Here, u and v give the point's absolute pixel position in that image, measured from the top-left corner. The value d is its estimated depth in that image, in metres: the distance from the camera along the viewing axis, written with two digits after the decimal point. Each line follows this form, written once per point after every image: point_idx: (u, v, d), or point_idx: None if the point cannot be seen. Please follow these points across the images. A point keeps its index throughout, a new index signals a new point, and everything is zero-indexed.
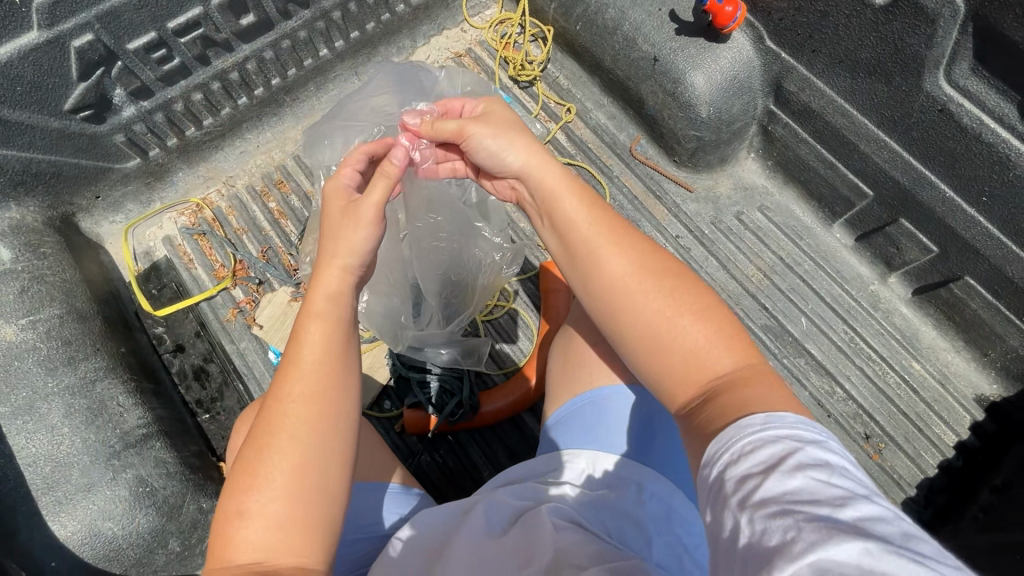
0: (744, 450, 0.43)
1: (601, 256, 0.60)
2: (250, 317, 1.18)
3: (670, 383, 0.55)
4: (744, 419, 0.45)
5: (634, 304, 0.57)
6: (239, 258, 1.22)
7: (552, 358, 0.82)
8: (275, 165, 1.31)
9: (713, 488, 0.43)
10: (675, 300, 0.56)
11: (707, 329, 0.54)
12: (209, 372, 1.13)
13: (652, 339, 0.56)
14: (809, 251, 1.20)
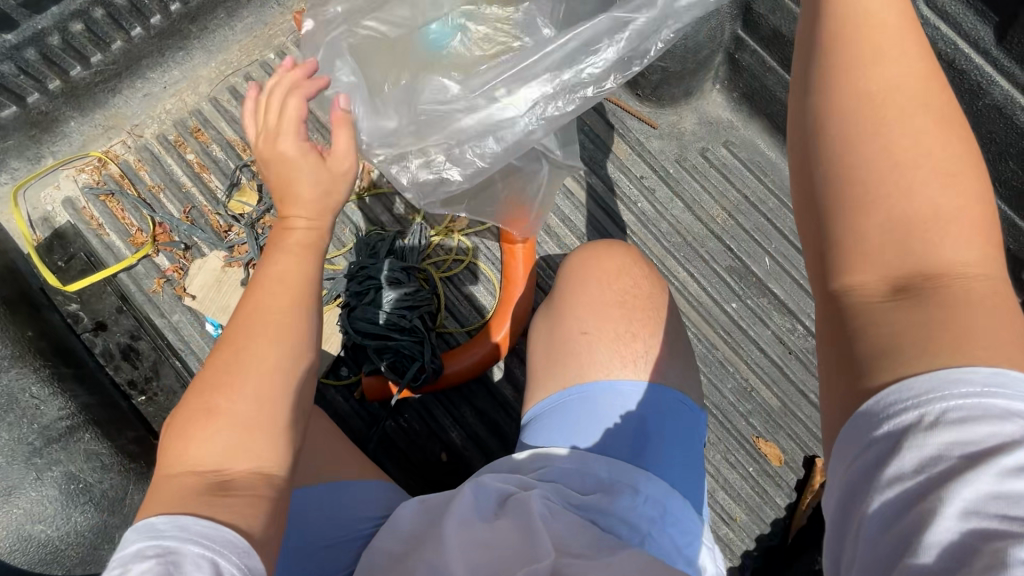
0: (948, 417, 0.32)
1: (873, 62, 0.42)
2: (180, 288, 1.05)
3: (856, 251, 0.39)
4: (960, 369, 0.33)
5: (874, 135, 0.40)
6: (158, 221, 1.07)
7: (532, 338, 0.76)
8: (189, 110, 1.14)
9: (877, 442, 0.34)
10: (934, 147, 0.39)
11: (950, 197, 0.37)
12: (139, 350, 1.02)
13: (860, 182, 0.39)
14: (774, 188, 1.17)
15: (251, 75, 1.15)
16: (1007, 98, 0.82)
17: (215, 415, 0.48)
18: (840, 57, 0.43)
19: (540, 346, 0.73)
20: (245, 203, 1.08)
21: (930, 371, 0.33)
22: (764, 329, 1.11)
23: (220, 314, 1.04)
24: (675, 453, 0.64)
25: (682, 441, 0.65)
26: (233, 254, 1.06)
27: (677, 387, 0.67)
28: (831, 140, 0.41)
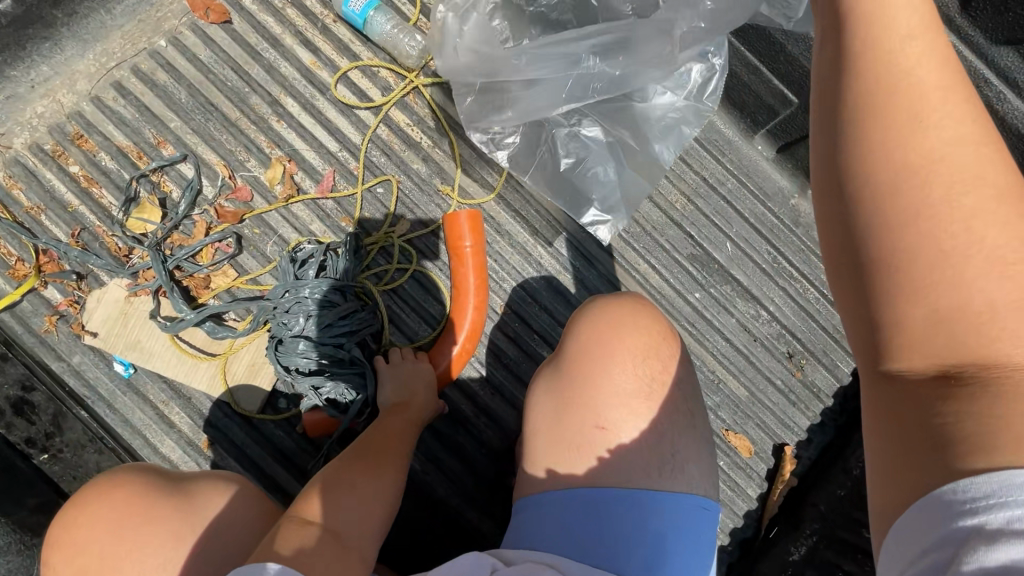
0: (1010, 528, 0.31)
1: (919, 114, 0.37)
2: (77, 325, 0.91)
3: (909, 338, 0.37)
4: (1020, 473, 0.32)
5: (925, 204, 0.36)
6: (43, 248, 0.92)
7: (533, 414, 0.68)
8: (66, 113, 0.96)
9: (953, 549, 0.32)
10: (997, 217, 0.35)
11: (1015, 281, 0.35)
12: (33, 402, 0.87)
13: (918, 261, 0.36)
14: (732, 168, 1.11)
15: (139, 67, 0.98)
16: (971, 70, 0.77)
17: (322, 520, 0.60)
18: (883, 109, 0.38)
19: (545, 428, 0.66)
20: (146, 220, 0.94)
21: (990, 473, 0.33)
22: (728, 319, 1.07)
23: (129, 351, 0.90)
24: (690, 571, 0.59)
25: (699, 555, 0.61)
26: (138, 281, 0.92)
27: (696, 488, 0.63)
28: (869, 206, 0.38)
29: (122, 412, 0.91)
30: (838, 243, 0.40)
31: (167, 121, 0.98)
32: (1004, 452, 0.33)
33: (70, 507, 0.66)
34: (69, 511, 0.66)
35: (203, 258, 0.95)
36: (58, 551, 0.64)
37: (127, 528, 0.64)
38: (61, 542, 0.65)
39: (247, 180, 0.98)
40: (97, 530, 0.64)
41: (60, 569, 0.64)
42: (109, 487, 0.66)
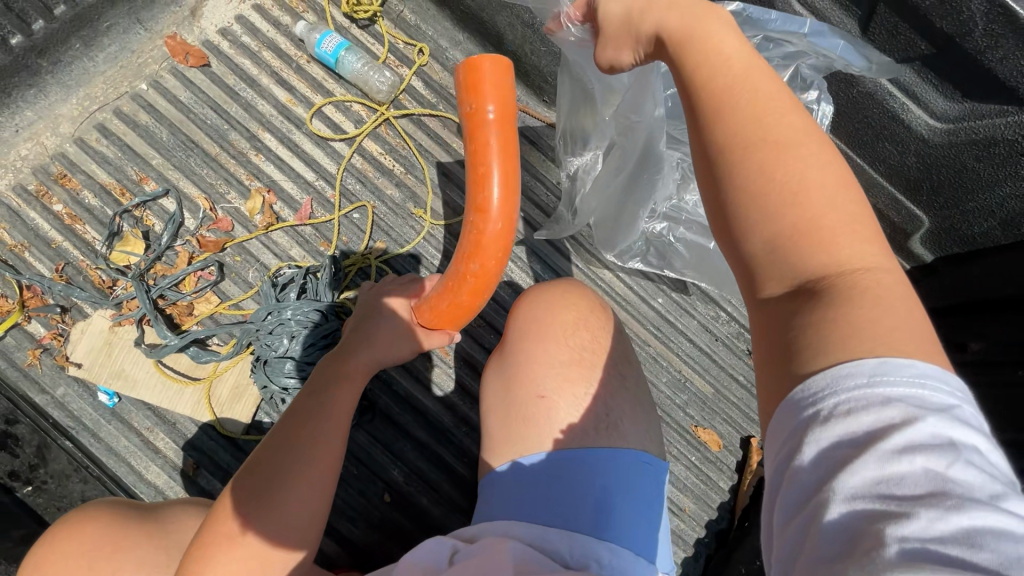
0: (837, 411, 0.37)
1: (740, 90, 0.52)
2: (61, 356, 0.93)
3: (766, 265, 0.48)
4: (845, 365, 0.39)
5: (756, 149, 0.49)
6: (26, 284, 0.94)
7: (485, 398, 0.74)
8: (50, 155, 1.01)
9: (796, 431, 0.38)
10: (814, 171, 0.48)
11: (832, 211, 0.47)
12: (17, 435, 0.88)
13: (768, 200, 0.48)
14: None
15: (121, 109, 1.04)
16: (877, 85, 0.88)
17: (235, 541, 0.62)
18: (712, 96, 0.53)
19: (495, 408, 0.72)
20: (130, 253, 0.98)
21: (825, 369, 0.40)
22: (690, 320, 1.14)
23: (114, 380, 0.93)
24: (635, 519, 0.65)
25: (643, 504, 0.66)
26: (122, 311, 0.95)
27: (636, 445, 0.68)
28: (719, 159, 0.51)
29: (106, 441, 0.93)
30: (713, 204, 0.52)
31: (149, 159, 1.03)
32: (826, 352, 0.41)
33: (39, 547, 0.67)
34: (43, 544, 0.67)
35: (185, 287, 0.98)
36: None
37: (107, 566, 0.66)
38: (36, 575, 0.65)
39: (228, 211, 1.03)
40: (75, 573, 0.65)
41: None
42: (76, 524, 0.68)
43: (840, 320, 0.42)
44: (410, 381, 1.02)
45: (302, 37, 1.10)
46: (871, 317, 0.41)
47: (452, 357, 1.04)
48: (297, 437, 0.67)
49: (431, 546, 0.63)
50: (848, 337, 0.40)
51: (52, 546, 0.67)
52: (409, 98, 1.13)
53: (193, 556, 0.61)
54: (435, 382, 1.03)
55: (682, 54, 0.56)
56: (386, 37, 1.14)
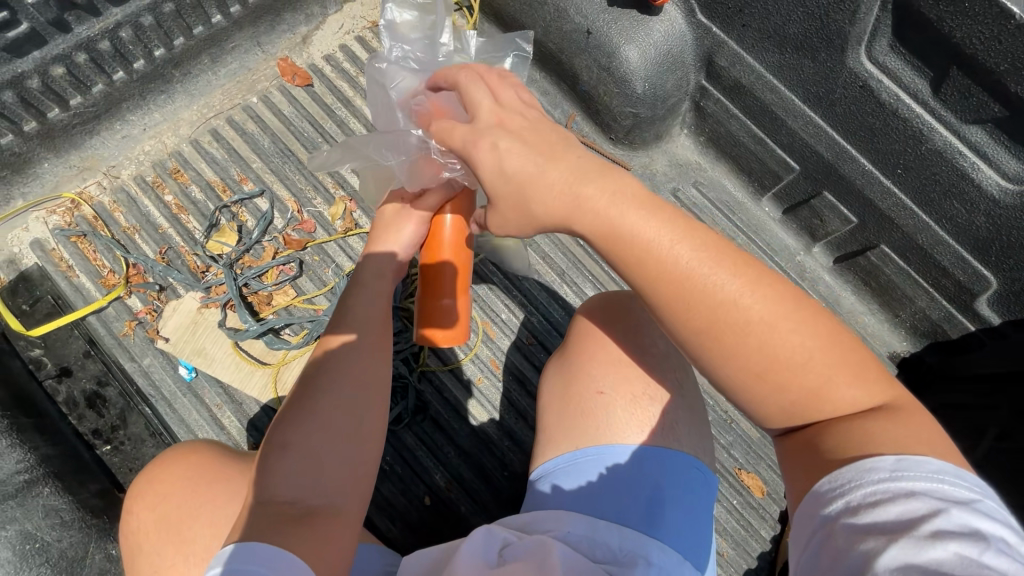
0: (866, 500, 0.45)
1: (699, 279, 0.54)
2: (152, 330, 1.02)
3: (810, 412, 0.53)
4: (870, 459, 0.47)
5: (736, 345, 0.53)
6: (132, 262, 1.05)
7: (544, 391, 0.78)
8: (168, 152, 1.13)
9: (832, 521, 0.47)
10: (804, 330, 0.53)
11: (833, 360, 0.52)
12: (106, 397, 0.98)
13: (775, 372, 0.52)
14: (741, 225, 1.24)
15: (233, 118, 1.16)
16: (947, 143, 0.90)
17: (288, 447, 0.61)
18: (663, 299, 0.55)
19: (552, 400, 0.75)
20: (224, 243, 1.08)
21: (851, 464, 0.48)
22: None
23: (194, 356, 1.01)
24: (687, 522, 0.66)
25: (695, 509, 0.67)
26: (210, 295, 1.04)
27: (691, 453, 0.69)
28: (701, 348, 0.55)
29: (180, 413, 1.00)
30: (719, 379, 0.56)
31: (250, 162, 1.14)
32: (851, 450, 0.49)
33: (137, 479, 0.73)
34: (152, 467, 0.73)
35: (267, 278, 1.07)
36: (138, 501, 0.70)
37: (205, 487, 0.69)
38: (140, 493, 0.71)
39: (312, 215, 1.12)
40: (177, 490, 0.69)
41: (142, 518, 0.69)
42: (182, 453, 0.73)
43: (869, 433, 0.49)
44: (458, 390, 1.06)
45: None
46: (893, 439, 0.48)
47: (501, 370, 1.08)
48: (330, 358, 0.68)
49: (482, 535, 0.65)
50: (867, 443, 0.49)
51: (146, 480, 0.71)
52: None
53: (260, 481, 0.59)
54: (483, 394, 1.07)
55: (623, 258, 0.57)
56: None
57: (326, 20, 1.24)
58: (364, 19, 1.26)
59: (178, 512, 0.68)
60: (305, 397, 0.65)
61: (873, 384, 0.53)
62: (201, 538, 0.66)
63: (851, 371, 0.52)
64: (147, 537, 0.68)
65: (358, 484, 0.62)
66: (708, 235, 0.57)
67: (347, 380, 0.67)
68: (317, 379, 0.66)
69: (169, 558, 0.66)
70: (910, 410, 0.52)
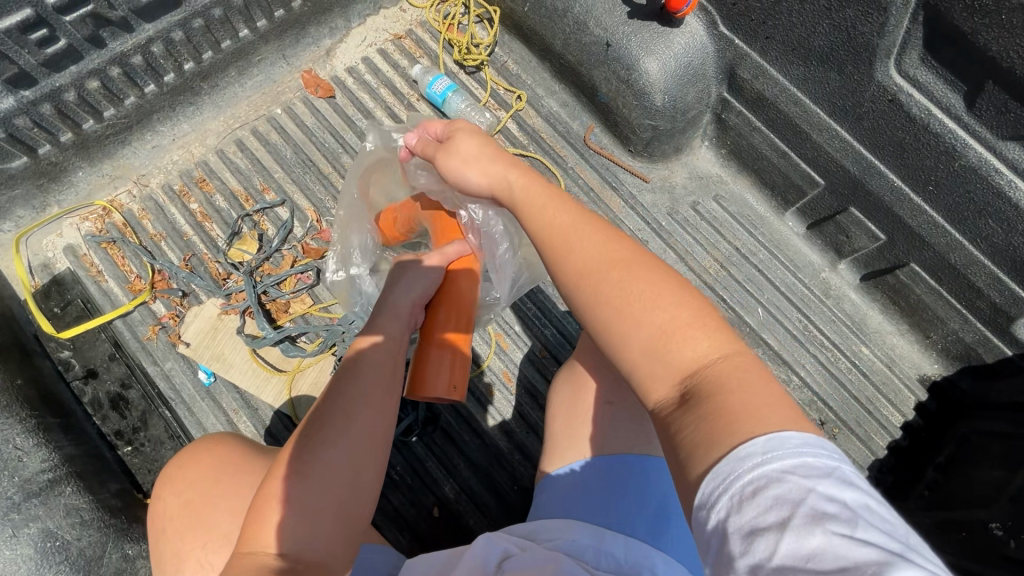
0: (746, 492, 0.42)
1: (567, 232, 0.63)
2: (174, 334, 1.05)
3: (656, 371, 0.54)
4: (741, 446, 0.44)
5: (596, 290, 0.59)
6: (158, 268, 1.08)
7: (553, 399, 0.78)
8: (195, 161, 1.17)
9: (715, 537, 0.42)
10: (656, 293, 0.57)
11: (684, 319, 0.55)
12: (129, 399, 1.00)
13: (625, 321, 0.56)
14: (763, 240, 1.21)
15: (258, 129, 1.19)
16: (981, 160, 0.86)
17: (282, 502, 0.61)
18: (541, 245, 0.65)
19: (560, 411, 0.76)
20: (245, 251, 1.10)
21: (727, 454, 0.44)
22: None
23: (213, 361, 1.04)
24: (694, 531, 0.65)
25: None
26: (230, 301, 1.06)
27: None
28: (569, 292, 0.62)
29: (199, 417, 1.02)
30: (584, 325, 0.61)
31: (273, 172, 1.17)
32: (712, 426, 0.47)
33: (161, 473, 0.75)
34: (181, 454, 0.74)
35: (286, 286, 1.09)
36: (166, 486, 0.72)
37: (224, 477, 0.70)
38: (169, 479, 0.72)
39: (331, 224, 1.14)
40: (198, 478, 0.71)
41: (168, 501, 0.71)
42: (209, 442, 0.74)
43: (722, 399, 0.48)
44: (471, 402, 1.06)
45: (416, 78, 1.23)
46: (742, 402, 0.48)
47: (513, 384, 1.07)
48: (335, 407, 0.66)
49: (483, 545, 0.63)
50: (729, 416, 0.47)
51: (173, 468, 0.73)
52: (503, 138, 1.23)
53: (250, 530, 0.60)
54: (495, 408, 1.06)
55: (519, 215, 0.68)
56: (489, 83, 1.26)
57: (349, 33, 1.26)
58: (386, 32, 1.28)
59: (203, 499, 0.69)
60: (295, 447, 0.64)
61: (717, 338, 0.54)
62: (222, 526, 0.68)
63: (703, 330, 0.54)
64: (171, 521, 0.70)
65: (348, 544, 0.63)
66: (597, 217, 0.65)
67: (352, 444, 0.65)
68: (314, 438, 0.64)
69: (192, 543, 0.68)
70: (746, 369, 0.51)
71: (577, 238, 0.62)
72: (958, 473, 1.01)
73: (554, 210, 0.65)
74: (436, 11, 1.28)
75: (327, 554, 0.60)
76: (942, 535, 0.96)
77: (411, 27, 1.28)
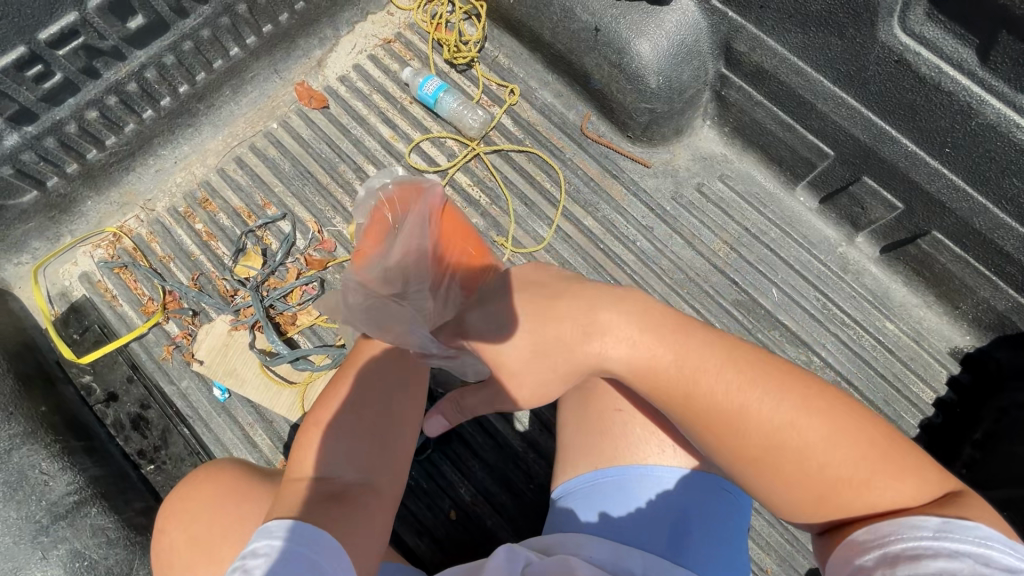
0: (909, 553, 0.49)
1: (737, 404, 0.59)
2: (188, 353, 1.07)
3: (850, 511, 0.54)
4: (915, 517, 0.51)
5: (778, 467, 0.57)
6: (169, 289, 1.10)
7: (564, 410, 0.78)
8: (197, 182, 1.18)
9: (866, 571, 0.50)
10: (855, 453, 0.55)
11: (893, 480, 0.53)
12: (148, 419, 1.03)
13: (819, 490, 0.55)
14: (774, 218, 1.16)
15: (255, 145, 1.20)
16: (1000, 117, 0.81)
17: (320, 427, 0.67)
18: (707, 431, 0.61)
19: (572, 420, 0.75)
20: (250, 267, 1.11)
21: (896, 518, 0.52)
22: None
23: (226, 377, 1.05)
24: (714, 541, 0.64)
25: (721, 536, 0.65)
26: (239, 317, 1.08)
27: (715, 472, 0.68)
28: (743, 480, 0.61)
29: (217, 433, 1.04)
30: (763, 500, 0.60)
31: (273, 187, 1.18)
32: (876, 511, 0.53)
33: (168, 500, 0.76)
34: (183, 486, 0.76)
35: (292, 299, 1.10)
36: (170, 521, 0.73)
37: (228, 505, 0.71)
38: (172, 513, 0.74)
39: (332, 234, 1.15)
40: (204, 513, 0.71)
41: (174, 535, 0.72)
42: (211, 472, 0.76)
43: (900, 508, 0.52)
44: None
45: (407, 81, 1.23)
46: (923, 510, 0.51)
47: None
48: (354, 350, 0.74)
49: (503, 555, 0.61)
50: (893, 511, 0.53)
51: (175, 499, 0.75)
52: (498, 134, 1.21)
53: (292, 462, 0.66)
54: (507, 408, 1.05)
55: (662, 396, 0.63)
56: (481, 80, 1.24)
57: (339, 42, 1.26)
58: (376, 37, 1.27)
59: (208, 524, 0.70)
60: (348, 372, 0.71)
61: (909, 476, 0.54)
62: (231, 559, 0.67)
63: (878, 474, 0.54)
64: (176, 553, 0.71)
65: (390, 467, 0.67)
66: (760, 362, 0.61)
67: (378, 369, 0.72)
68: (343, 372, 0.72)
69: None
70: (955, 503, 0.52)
71: (736, 394, 0.59)
72: (997, 449, 0.95)
73: (698, 357, 0.62)
74: (424, 11, 1.27)
75: (365, 469, 0.65)
76: None
77: (400, 30, 1.28)
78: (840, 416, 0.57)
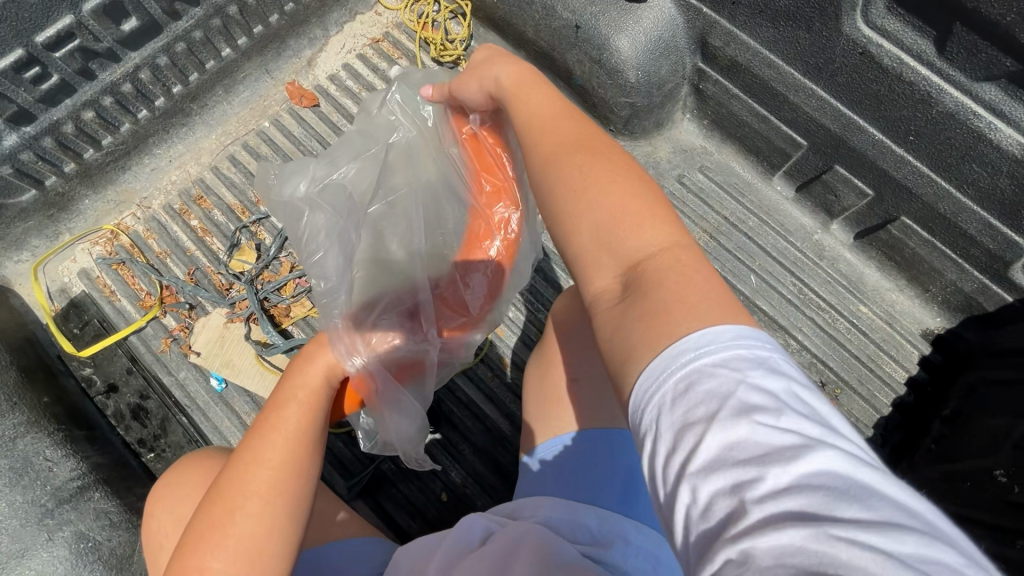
0: (681, 388, 0.43)
1: (550, 143, 0.63)
2: (186, 345, 1.10)
3: (597, 271, 0.56)
4: (678, 345, 0.45)
5: (573, 210, 0.58)
6: (166, 284, 1.13)
7: (528, 382, 0.81)
8: (192, 180, 1.21)
9: (653, 434, 0.44)
10: (620, 212, 0.56)
11: (650, 239, 0.55)
12: (148, 409, 1.06)
13: (600, 244, 0.56)
14: (752, 207, 1.20)
15: (248, 143, 1.23)
16: (958, 104, 0.85)
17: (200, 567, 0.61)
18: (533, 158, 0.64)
19: (535, 392, 0.78)
20: (245, 262, 1.14)
21: (664, 353, 0.45)
22: None
23: (224, 368, 1.09)
24: None
25: None
26: (235, 310, 1.11)
27: None
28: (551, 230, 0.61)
29: (214, 421, 1.08)
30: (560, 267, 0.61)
31: None
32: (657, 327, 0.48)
33: (155, 491, 0.80)
34: (166, 476, 0.80)
35: (286, 292, 1.13)
36: (156, 506, 0.78)
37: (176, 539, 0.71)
38: (159, 497, 0.78)
39: None
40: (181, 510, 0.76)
41: (160, 517, 0.77)
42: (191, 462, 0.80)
43: (668, 300, 0.49)
44: (471, 389, 1.09)
45: None
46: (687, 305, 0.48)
47: (510, 367, 1.10)
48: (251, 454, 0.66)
49: (466, 524, 0.67)
50: (669, 313, 0.48)
51: (159, 485, 0.80)
52: None
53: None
54: (495, 391, 1.09)
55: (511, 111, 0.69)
56: None
57: (329, 41, 1.30)
58: (364, 37, 1.30)
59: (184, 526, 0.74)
60: (237, 493, 0.64)
61: (665, 244, 0.54)
62: None
63: (683, 263, 0.52)
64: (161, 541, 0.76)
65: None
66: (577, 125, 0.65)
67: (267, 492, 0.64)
68: (229, 494, 0.64)
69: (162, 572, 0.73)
70: (688, 264, 0.52)
71: (578, 166, 0.60)
72: (964, 423, 0.99)
73: (561, 146, 0.62)
74: (411, 11, 1.30)
75: None
76: (949, 487, 0.95)
77: (387, 29, 1.31)
78: (664, 209, 0.57)
